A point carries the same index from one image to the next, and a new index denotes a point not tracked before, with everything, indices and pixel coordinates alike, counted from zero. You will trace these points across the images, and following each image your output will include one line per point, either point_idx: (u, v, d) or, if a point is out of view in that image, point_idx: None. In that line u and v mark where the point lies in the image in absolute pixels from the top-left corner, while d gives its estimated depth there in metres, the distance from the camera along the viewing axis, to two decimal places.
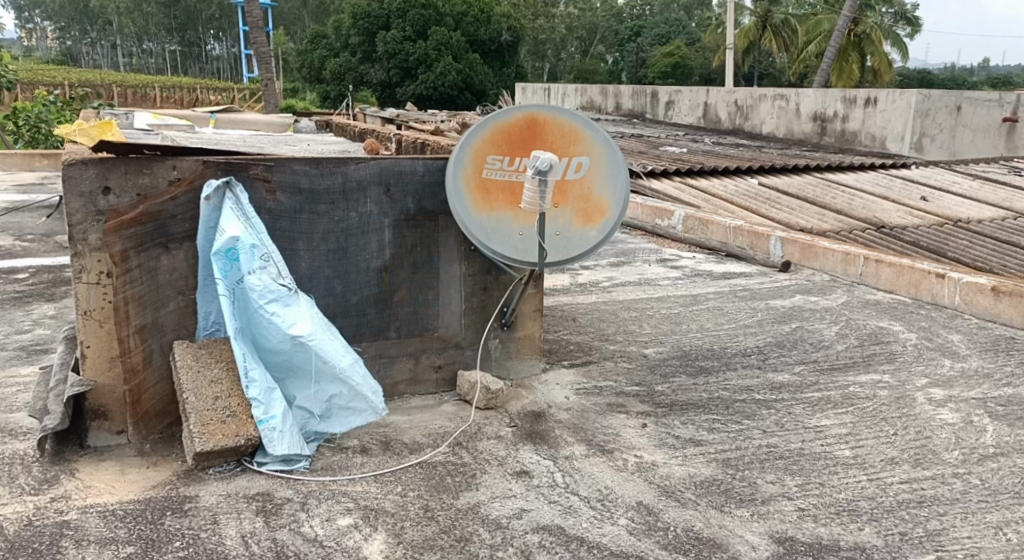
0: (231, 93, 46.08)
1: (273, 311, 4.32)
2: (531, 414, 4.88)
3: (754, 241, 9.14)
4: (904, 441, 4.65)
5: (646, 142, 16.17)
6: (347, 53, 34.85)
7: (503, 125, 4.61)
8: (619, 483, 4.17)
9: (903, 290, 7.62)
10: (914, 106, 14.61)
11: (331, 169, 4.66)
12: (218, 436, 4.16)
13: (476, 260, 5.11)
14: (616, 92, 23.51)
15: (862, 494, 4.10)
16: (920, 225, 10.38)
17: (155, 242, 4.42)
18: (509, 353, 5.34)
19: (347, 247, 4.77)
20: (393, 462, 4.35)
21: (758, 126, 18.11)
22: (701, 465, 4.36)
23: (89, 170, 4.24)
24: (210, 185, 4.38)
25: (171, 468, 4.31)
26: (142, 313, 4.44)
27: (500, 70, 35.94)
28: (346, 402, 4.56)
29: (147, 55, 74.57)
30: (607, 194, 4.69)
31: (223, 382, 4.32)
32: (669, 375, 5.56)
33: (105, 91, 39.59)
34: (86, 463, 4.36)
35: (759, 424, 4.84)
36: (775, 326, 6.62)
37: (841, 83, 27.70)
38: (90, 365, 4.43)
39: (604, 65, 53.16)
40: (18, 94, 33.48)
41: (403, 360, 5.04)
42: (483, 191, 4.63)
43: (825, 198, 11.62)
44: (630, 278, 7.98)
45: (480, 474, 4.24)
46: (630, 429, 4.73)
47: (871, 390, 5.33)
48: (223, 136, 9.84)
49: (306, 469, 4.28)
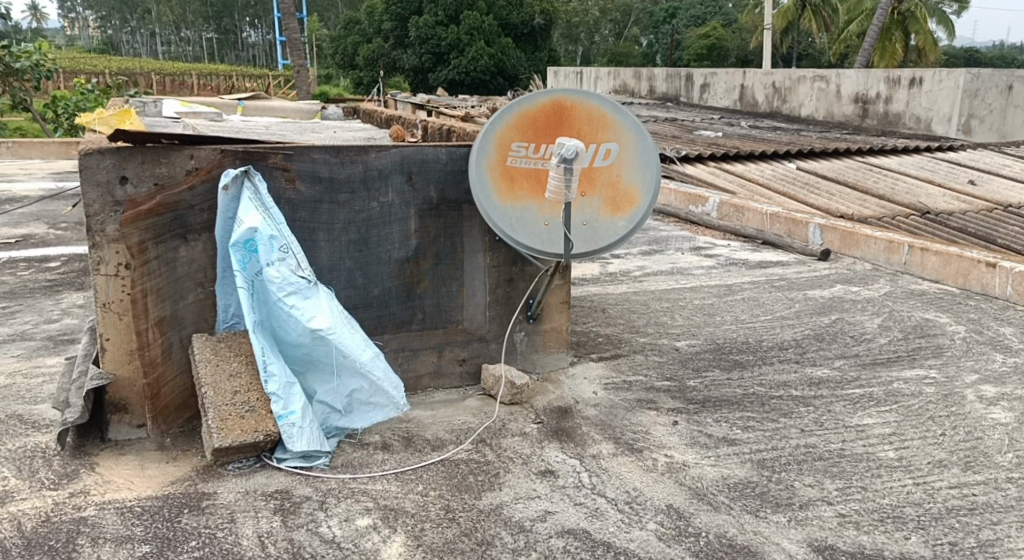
0: (266, 81, 46.47)
1: (292, 304, 4.21)
2: (557, 409, 4.73)
3: (791, 228, 8.86)
4: (952, 442, 4.42)
5: (681, 126, 15.85)
6: (379, 39, 34.82)
7: (529, 110, 4.44)
8: (649, 484, 4.01)
9: (950, 279, 7.33)
10: (962, 86, 14.14)
11: (352, 157, 4.52)
12: (237, 432, 4.03)
13: (501, 250, 4.96)
14: (650, 75, 23.13)
15: (908, 500, 3.89)
16: (967, 211, 10.01)
17: (173, 233, 4.32)
18: (535, 346, 5.19)
19: (369, 238, 4.64)
20: (415, 459, 4.23)
21: (796, 109, 17.67)
22: (735, 466, 4.17)
23: (106, 160, 4.12)
24: (228, 173, 4.24)
25: (190, 463, 4.18)
26: (161, 305, 4.32)
27: (533, 54, 35.66)
28: (367, 397, 4.44)
29: (184, 43, 75.28)
30: (637, 181, 4.50)
31: (242, 376, 4.22)
32: (702, 369, 5.37)
33: (143, 80, 40.10)
34: (106, 457, 4.24)
35: (797, 422, 4.64)
36: (814, 318, 6.39)
37: (884, 63, 27.01)
38: (110, 358, 4.34)
39: (639, 48, 52.57)
40: (57, 83, 33.99)
41: (427, 353, 4.91)
42: (507, 180, 4.48)
43: (867, 182, 11.27)
44: (662, 268, 7.77)
45: (503, 473, 4.11)
46: (660, 427, 4.56)
47: (916, 387, 5.09)
48: (251, 123, 9.80)
49: (326, 466, 4.17)
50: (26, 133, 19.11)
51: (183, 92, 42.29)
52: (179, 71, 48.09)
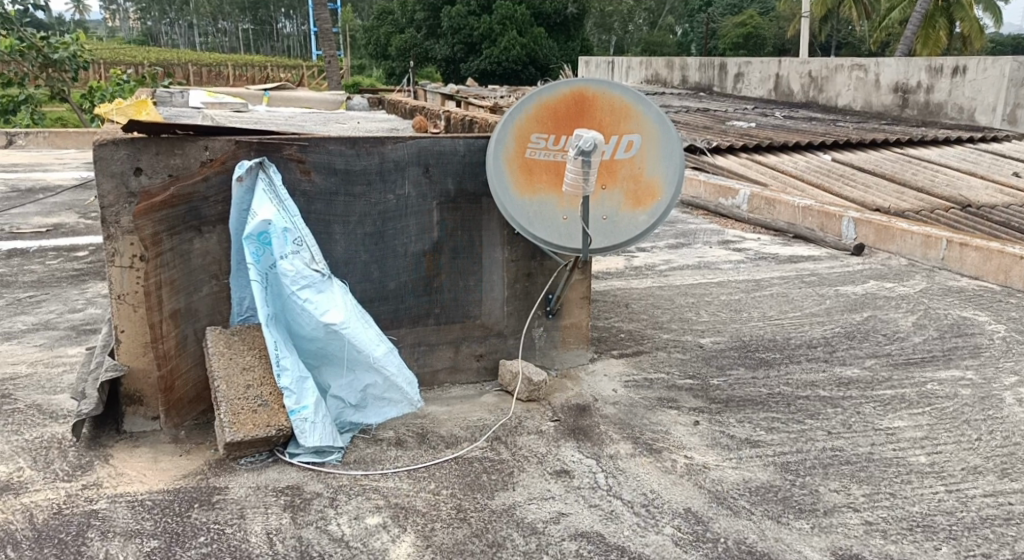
0: (300, 71, 46.65)
1: (306, 297, 4.14)
2: (576, 408, 4.63)
3: (824, 222, 8.62)
4: (988, 447, 4.24)
5: (714, 116, 15.56)
6: (412, 29, 34.74)
7: (549, 101, 4.32)
8: (667, 487, 3.89)
9: (990, 276, 7.09)
10: (1007, 75, 13.71)
11: (368, 149, 4.45)
12: (249, 426, 3.98)
13: (521, 244, 4.86)
14: (683, 64, 22.80)
15: (939, 508, 3.73)
16: (1010, 204, 9.70)
17: (188, 225, 4.25)
18: (554, 342, 5.09)
19: (385, 231, 4.56)
20: (428, 456, 4.15)
21: (833, 99, 17.31)
22: (757, 470, 4.04)
23: (120, 151, 4.04)
24: (243, 165, 4.18)
25: (203, 456, 4.12)
26: (175, 297, 4.27)
27: (565, 44, 35.38)
28: (381, 393, 4.35)
29: (221, 34, 76.04)
30: (659, 175, 4.37)
31: (255, 369, 4.16)
32: (726, 367, 5.23)
33: (180, 71, 40.62)
34: (121, 449, 4.16)
35: (824, 424, 4.49)
36: (845, 315, 6.20)
37: (926, 51, 26.39)
38: (124, 350, 4.24)
39: (674, 38, 52.03)
40: (96, 75, 34.45)
41: (443, 348, 4.83)
42: (526, 172, 4.37)
43: (904, 175, 10.98)
44: (689, 262, 7.61)
45: (517, 473, 4.02)
46: (681, 427, 4.45)
47: (951, 389, 4.91)
48: (277, 114, 9.80)
49: (338, 462, 4.09)
50: (65, 124, 19.36)
51: (219, 82, 42.70)
52: (215, 61, 48.44)
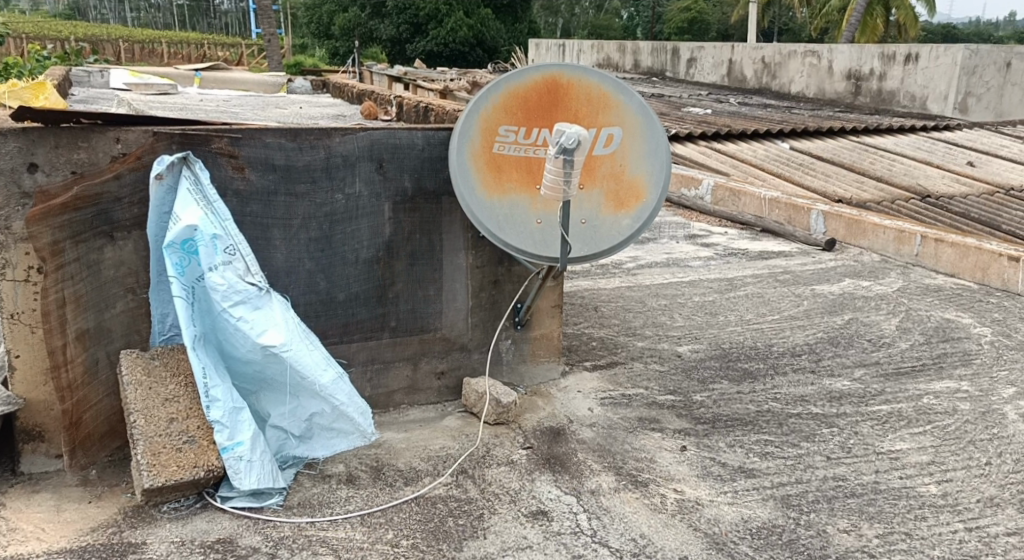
0: (239, 49, 45.15)
1: (239, 316, 3.54)
2: (549, 432, 4.14)
3: (792, 215, 8.28)
4: (1000, 473, 3.88)
5: (669, 103, 15.20)
6: (355, 8, 33.67)
7: (519, 89, 3.79)
8: (658, 530, 3.43)
9: (967, 273, 6.80)
10: (959, 63, 13.52)
11: (312, 142, 3.86)
12: (171, 469, 3.39)
13: (486, 249, 4.33)
14: (634, 48, 22.40)
15: (962, 551, 3.35)
16: (969, 195, 9.50)
17: (97, 231, 3.59)
18: (523, 356, 4.58)
19: (332, 236, 3.98)
20: (384, 498, 3.61)
21: (786, 86, 17.11)
22: (756, 506, 3.61)
23: (9, 144, 3.41)
24: (162, 161, 3.54)
25: (118, 503, 3.52)
26: (82, 316, 3.60)
27: (513, 26, 34.63)
28: (328, 423, 3.80)
29: (154, 9, 73.38)
30: (645, 174, 3.89)
31: (180, 400, 3.57)
32: (708, 381, 4.79)
33: (110, 48, 39.02)
34: (16, 497, 3.54)
35: (821, 448, 4.07)
36: (826, 318, 5.82)
37: (865, 38, 26.39)
38: (21, 380, 3.59)
39: (620, 22, 51.75)
40: (20, 52, 32.88)
41: (400, 366, 4.29)
42: (494, 169, 3.82)
43: (863, 164, 10.73)
44: (657, 258, 7.17)
45: (488, 516, 3.52)
46: (667, 453, 3.99)
47: (949, 404, 4.54)
48: (209, 98, 9.09)
49: (278, 506, 3.54)
50: None
51: (152, 60, 41.08)
52: (149, 39, 46.64)
